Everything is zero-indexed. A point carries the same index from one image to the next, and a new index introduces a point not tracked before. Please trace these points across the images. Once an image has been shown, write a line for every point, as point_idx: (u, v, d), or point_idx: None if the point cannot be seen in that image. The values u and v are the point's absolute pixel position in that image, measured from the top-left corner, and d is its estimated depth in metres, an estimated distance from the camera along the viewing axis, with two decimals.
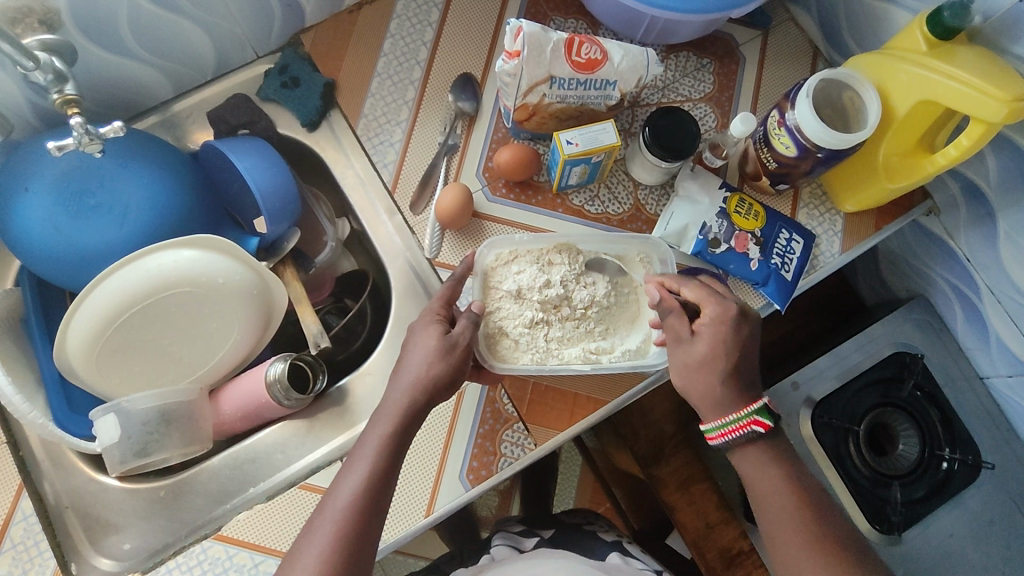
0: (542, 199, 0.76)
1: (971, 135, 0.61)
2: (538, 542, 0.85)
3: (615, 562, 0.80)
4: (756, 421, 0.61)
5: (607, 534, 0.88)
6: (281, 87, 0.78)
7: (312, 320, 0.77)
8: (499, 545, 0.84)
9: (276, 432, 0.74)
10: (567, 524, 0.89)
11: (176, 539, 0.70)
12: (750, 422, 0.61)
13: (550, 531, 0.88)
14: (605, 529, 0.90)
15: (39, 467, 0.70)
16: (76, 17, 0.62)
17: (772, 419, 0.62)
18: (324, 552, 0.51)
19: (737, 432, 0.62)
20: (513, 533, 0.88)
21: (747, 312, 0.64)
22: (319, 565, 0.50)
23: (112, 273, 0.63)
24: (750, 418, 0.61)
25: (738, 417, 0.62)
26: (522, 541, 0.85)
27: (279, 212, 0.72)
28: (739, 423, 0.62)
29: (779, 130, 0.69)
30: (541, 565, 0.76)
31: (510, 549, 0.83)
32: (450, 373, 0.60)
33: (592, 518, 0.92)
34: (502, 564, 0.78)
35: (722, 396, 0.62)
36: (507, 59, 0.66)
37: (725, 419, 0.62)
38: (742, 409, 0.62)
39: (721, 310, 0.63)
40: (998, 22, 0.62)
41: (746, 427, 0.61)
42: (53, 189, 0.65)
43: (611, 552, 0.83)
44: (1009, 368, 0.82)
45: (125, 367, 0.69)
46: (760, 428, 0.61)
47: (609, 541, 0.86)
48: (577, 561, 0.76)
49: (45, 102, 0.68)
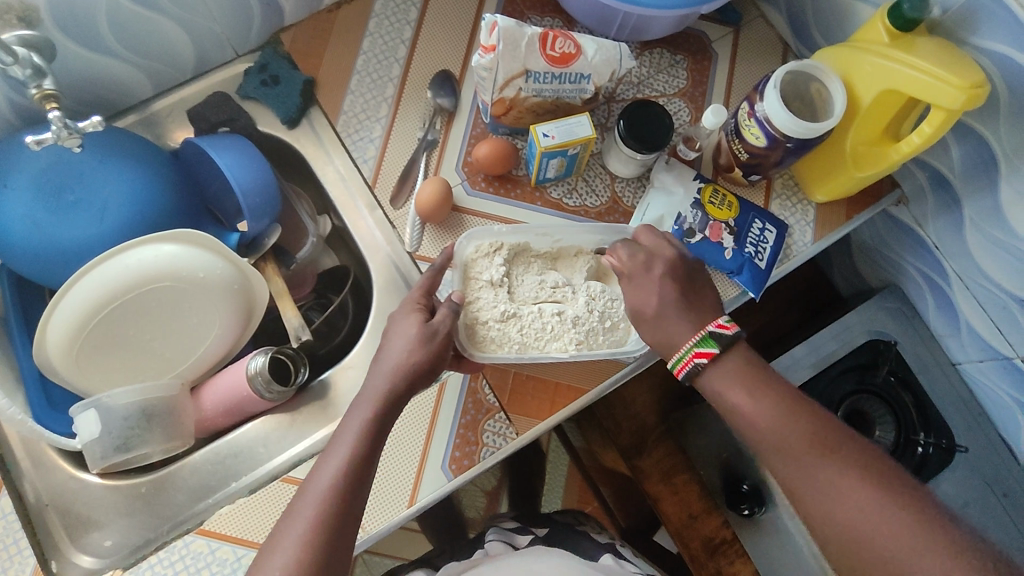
0: (521, 193, 0.78)
1: (933, 122, 0.63)
2: (533, 539, 0.85)
3: (609, 562, 0.80)
4: (696, 352, 0.61)
5: (597, 534, 0.89)
6: (261, 86, 0.79)
7: (292, 314, 0.79)
8: (493, 541, 0.83)
9: (258, 426, 0.74)
10: (560, 524, 0.89)
11: (157, 535, 0.69)
12: (692, 356, 0.61)
13: (544, 530, 0.88)
14: (596, 530, 0.91)
15: (19, 466, 0.70)
16: (55, 15, 0.62)
17: (718, 346, 0.61)
18: (304, 535, 0.52)
19: (687, 369, 0.62)
20: (507, 529, 0.87)
21: (661, 253, 0.66)
22: (299, 547, 0.51)
23: (91, 270, 0.63)
24: (691, 351, 0.61)
25: (681, 353, 0.62)
26: (516, 537, 0.85)
27: (260, 208, 0.73)
28: (683, 361, 0.62)
29: (749, 121, 0.71)
30: (537, 561, 0.76)
31: (503, 544, 0.82)
32: (431, 360, 0.61)
33: (583, 518, 0.92)
34: (497, 558, 0.78)
35: (671, 335, 0.63)
36: (483, 54, 0.67)
37: (673, 359, 0.63)
38: (684, 344, 0.62)
39: (632, 261, 0.66)
40: (955, 14, 0.64)
41: (689, 361, 0.61)
42: (31, 184, 0.65)
43: (604, 553, 0.83)
44: (980, 352, 0.84)
45: (105, 363, 0.69)
46: (705, 359, 0.61)
47: (602, 543, 0.86)
48: (569, 560, 0.77)
49: (24, 99, 0.68)
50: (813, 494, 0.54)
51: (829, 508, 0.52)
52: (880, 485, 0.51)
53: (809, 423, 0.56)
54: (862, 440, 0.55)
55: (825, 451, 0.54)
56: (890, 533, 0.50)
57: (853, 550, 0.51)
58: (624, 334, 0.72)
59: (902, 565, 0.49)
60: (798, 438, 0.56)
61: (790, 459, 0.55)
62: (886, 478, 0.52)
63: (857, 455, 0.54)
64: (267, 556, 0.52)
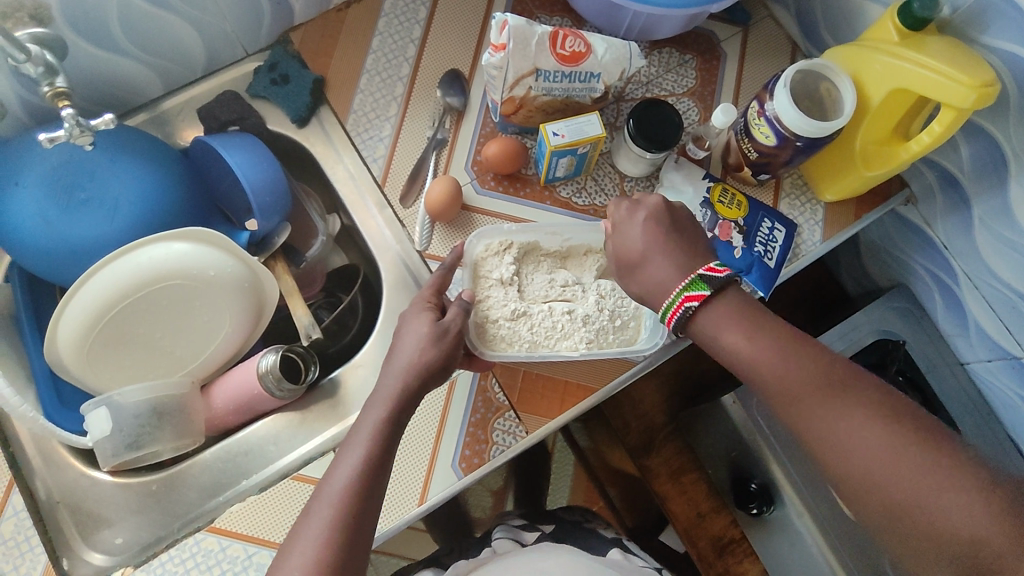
0: (530, 192, 0.78)
1: (943, 121, 0.63)
2: (541, 536, 0.85)
3: (616, 557, 0.81)
4: (686, 296, 0.59)
5: (605, 530, 0.89)
6: (271, 85, 0.79)
7: (302, 312, 0.78)
8: (499, 538, 0.83)
9: (269, 424, 0.74)
10: (568, 522, 0.89)
11: (168, 533, 0.70)
12: (681, 299, 0.59)
13: (550, 526, 0.88)
14: (603, 525, 0.90)
15: (30, 463, 0.70)
16: (67, 13, 0.63)
17: (708, 288, 0.58)
18: (322, 534, 0.52)
19: (679, 316, 0.59)
20: (514, 526, 0.87)
21: (645, 201, 0.66)
22: (317, 546, 0.51)
23: (102, 268, 0.63)
24: (681, 296, 0.59)
25: (671, 298, 0.60)
26: (522, 533, 0.85)
27: (270, 207, 0.73)
28: (674, 305, 0.60)
29: (759, 120, 0.71)
30: (545, 560, 0.76)
31: (511, 542, 0.82)
32: (442, 358, 0.61)
33: (590, 516, 0.92)
34: (506, 556, 0.78)
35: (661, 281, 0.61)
36: (494, 52, 0.68)
37: (664, 307, 0.61)
38: (674, 289, 0.60)
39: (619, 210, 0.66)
40: (966, 14, 0.64)
41: (679, 305, 0.59)
42: (42, 182, 0.65)
43: (611, 548, 0.83)
44: (988, 352, 0.84)
45: (115, 361, 0.69)
46: (695, 301, 0.58)
47: (609, 538, 0.86)
48: (578, 555, 0.77)
49: (35, 97, 0.68)
50: (821, 432, 0.52)
51: (839, 444, 0.51)
52: (888, 417, 0.50)
53: (808, 357, 0.54)
54: (863, 372, 0.54)
55: (828, 386, 0.53)
56: (904, 465, 0.48)
57: (867, 484, 0.50)
58: (633, 333, 0.72)
59: (918, 498, 0.48)
60: (799, 375, 0.54)
61: (794, 397, 0.54)
62: (892, 409, 0.51)
63: (861, 387, 0.52)
64: (285, 556, 0.52)
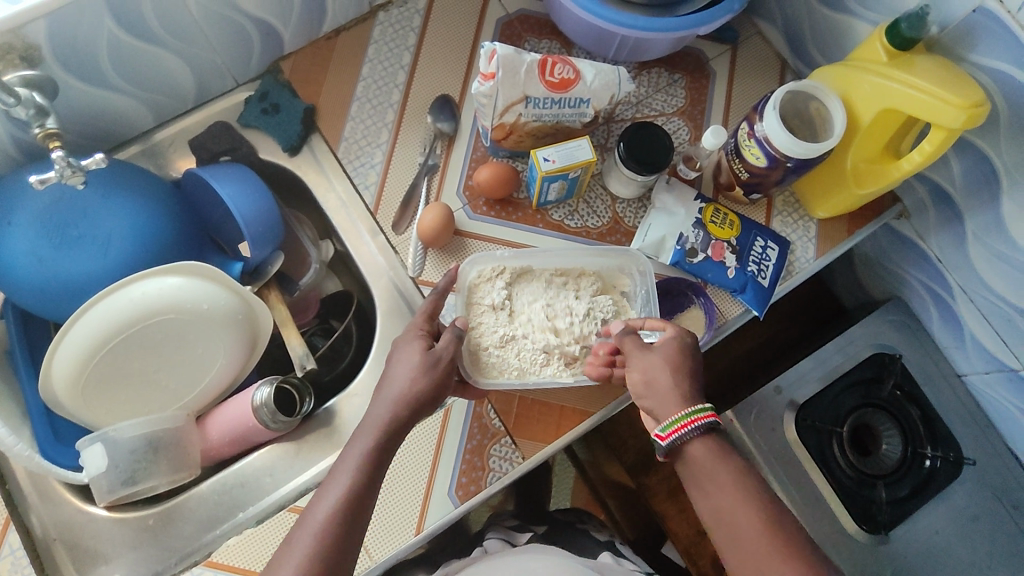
0: (522, 215, 0.78)
1: (933, 141, 0.63)
2: (532, 537, 0.87)
3: (608, 560, 0.81)
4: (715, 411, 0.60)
5: (597, 532, 0.91)
6: (262, 114, 0.79)
7: (297, 342, 0.78)
8: (492, 538, 0.85)
9: (263, 455, 0.74)
10: (559, 523, 0.92)
11: (166, 567, 0.69)
12: (707, 413, 0.60)
13: (542, 527, 0.91)
14: (597, 528, 0.93)
15: (27, 501, 0.70)
16: (56, 52, 0.63)
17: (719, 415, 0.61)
18: (304, 564, 0.51)
19: (698, 423, 0.59)
20: (508, 528, 0.89)
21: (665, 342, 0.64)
22: None
23: (96, 304, 0.63)
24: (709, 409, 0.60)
25: (694, 409, 0.60)
26: (516, 535, 0.87)
27: (263, 237, 0.73)
28: (696, 415, 0.59)
29: (749, 141, 0.71)
30: (535, 560, 0.76)
31: (502, 541, 0.84)
32: (434, 389, 0.61)
33: (585, 518, 0.95)
34: (489, 558, 0.77)
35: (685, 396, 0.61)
36: (483, 81, 0.67)
37: (681, 413, 0.60)
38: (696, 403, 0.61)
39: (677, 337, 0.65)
40: (953, 32, 0.64)
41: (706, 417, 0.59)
42: (36, 221, 0.65)
43: (603, 552, 0.84)
44: (986, 364, 0.84)
45: (110, 396, 0.69)
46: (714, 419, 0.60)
47: (601, 540, 0.88)
48: (567, 558, 0.76)
49: (27, 136, 0.68)
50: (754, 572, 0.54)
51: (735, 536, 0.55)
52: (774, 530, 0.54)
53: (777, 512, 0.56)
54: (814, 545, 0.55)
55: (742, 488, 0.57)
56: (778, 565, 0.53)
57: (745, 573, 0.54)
58: None
59: None
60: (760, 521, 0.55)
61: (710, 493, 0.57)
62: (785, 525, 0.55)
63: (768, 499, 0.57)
64: None
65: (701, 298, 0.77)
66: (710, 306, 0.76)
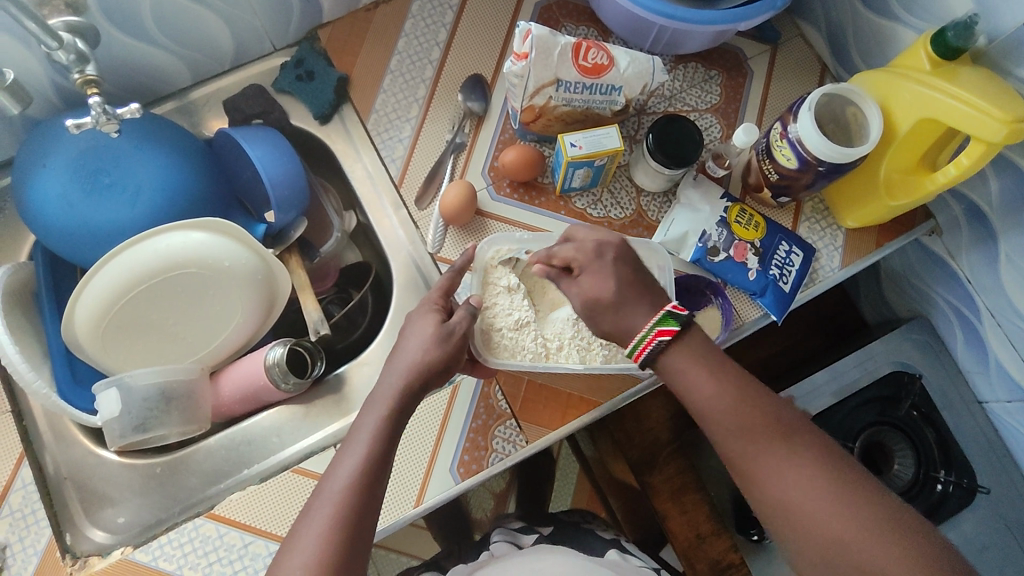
0: (546, 201, 0.78)
1: (972, 153, 0.61)
2: (538, 539, 0.86)
3: (615, 557, 0.81)
4: (659, 331, 0.61)
5: (603, 531, 0.89)
6: (296, 80, 0.80)
7: (313, 308, 0.79)
8: (499, 542, 0.84)
9: (273, 415, 0.75)
10: (565, 522, 0.90)
11: (169, 516, 0.71)
12: (654, 335, 0.61)
13: (548, 528, 0.89)
14: (602, 527, 0.90)
15: (41, 438, 0.72)
16: (102, 4, 0.64)
17: (678, 323, 0.61)
18: (324, 532, 0.52)
19: (649, 350, 0.61)
20: (513, 529, 0.88)
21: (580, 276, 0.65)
22: (320, 546, 0.52)
23: (123, 252, 0.65)
24: (653, 330, 0.61)
25: (642, 334, 0.61)
26: (521, 536, 0.86)
27: (288, 202, 0.74)
28: (646, 340, 0.61)
29: (781, 142, 0.70)
30: (542, 559, 0.76)
31: (508, 544, 0.84)
32: (446, 360, 0.61)
33: (590, 518, 0.92)
34: (504, 557, 0.79)
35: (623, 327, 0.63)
36: (515, 61, 0.67)
37: (634, 341, 0.62)
38: (644, 325, 0.62)
39: (582, 251, 0.65)
40: (1002, 45, 0.62)
41: (652, 341, 0.61)
42: (70, 166, 0.67)
43: (610, 549, 0.83)
44: (1009, 393, 0.80)
45: (128, 343, 0.70)
46: (666, 336, 0.61)
47: (607, 538, 0.87)
48: (573, 556, 0.77)
49: (67, 83, 0.70)
50: (833, 555, 0.51)
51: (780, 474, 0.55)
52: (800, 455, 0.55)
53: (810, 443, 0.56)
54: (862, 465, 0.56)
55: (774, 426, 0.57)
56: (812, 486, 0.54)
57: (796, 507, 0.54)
58: None
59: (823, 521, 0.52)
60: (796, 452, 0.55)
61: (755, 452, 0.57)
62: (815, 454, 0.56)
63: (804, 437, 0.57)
64: (287, 553, 0.52)
65: (719, 298, 0.76)
66: (727, 308, 0.75)
